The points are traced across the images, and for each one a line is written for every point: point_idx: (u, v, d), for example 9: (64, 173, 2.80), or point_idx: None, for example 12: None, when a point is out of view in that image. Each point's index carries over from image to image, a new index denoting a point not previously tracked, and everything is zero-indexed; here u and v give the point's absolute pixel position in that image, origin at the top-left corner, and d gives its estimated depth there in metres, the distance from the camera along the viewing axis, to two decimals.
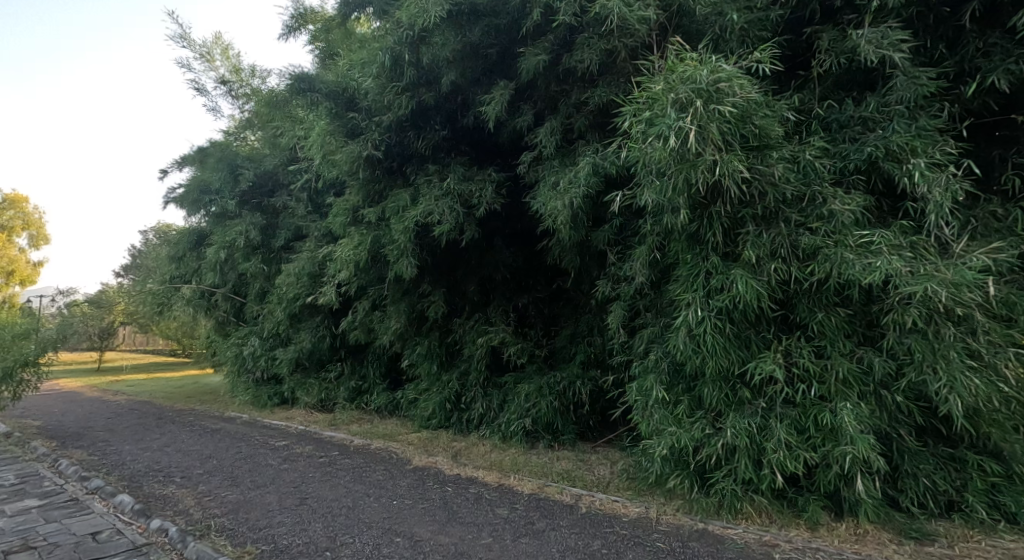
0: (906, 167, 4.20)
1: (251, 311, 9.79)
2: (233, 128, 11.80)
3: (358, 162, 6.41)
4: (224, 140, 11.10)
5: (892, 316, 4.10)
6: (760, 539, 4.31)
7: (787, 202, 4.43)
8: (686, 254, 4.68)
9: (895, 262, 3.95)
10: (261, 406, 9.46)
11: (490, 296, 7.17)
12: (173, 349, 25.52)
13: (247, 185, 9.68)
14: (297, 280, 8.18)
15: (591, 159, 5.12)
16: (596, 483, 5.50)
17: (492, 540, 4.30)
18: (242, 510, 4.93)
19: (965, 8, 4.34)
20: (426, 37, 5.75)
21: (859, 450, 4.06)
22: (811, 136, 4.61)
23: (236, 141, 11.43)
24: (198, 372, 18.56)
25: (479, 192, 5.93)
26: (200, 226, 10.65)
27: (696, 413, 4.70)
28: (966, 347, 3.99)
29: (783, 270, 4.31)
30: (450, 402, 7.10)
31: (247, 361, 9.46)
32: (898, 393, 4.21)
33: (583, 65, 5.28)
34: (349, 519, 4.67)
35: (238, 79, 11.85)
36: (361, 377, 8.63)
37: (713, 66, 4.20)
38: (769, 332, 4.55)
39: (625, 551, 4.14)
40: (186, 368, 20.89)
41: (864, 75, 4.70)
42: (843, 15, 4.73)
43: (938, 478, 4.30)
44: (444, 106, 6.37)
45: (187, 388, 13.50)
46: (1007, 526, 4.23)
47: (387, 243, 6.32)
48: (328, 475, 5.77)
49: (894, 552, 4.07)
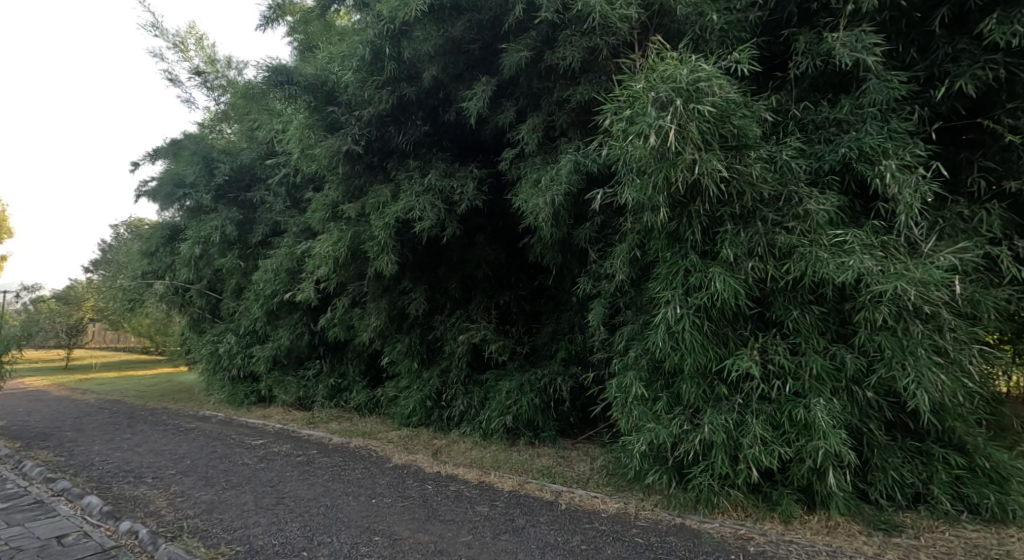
0: (878, 168, 4.30)
1: (227, 307, 9.61)
2: (208, 121, 11.55)
3: (338, 157, 6.33)
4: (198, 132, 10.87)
5: (864, 315, 4.20)
6: (735, 533, 4.38)
7: (764, 201, 4.51)
8: (666, 252, 4.72)
9: (867, 261, 4.05)
10: (236, 404, 9.27)
11: (472, 294, 7.14)
12: (145, 348, 24.88)
13: (223, 179, 9.46)
14: (275, 276, 8.06)
15: (574, 157, 5.15)
16: (577, 479, 5.53)
17: (473, 537, 4.29)
18: (216, 511, 4.83)
19: (935, 13, 4.47)
20: (407, 31, 5.72)
21: (831, 444, 4.15)
22: (788, 136, 4.70)
23: (212, 133, 11.20)
24: (171, 371, 18.09)
25: (460, 188, 5.90)
26: (174, 221, 10.43)
27: (674, 409, 4.75)
28: (933, 345, 4.12)
29: (760, 269, 4.39)
30: (429, 400, 7.06)
31: (222, 358, 9.27)
32: (869, 389, 4.31)
33: (565, 63, 5.28)
34: (327, 519, 4.61)
35: (213, 70, 11.59)
36: (341, 375, 8.53)
37: (693, 65, 4.26)
38: (746, 329, 4.62)
39: (605, 546, 4.17)
40: (157, 366, 20.36)
41: (839, 78, 4.80)
42: (820, 18, 4.83)
43: (906, 471, 4.43)
44: (426, 101, 6.33)
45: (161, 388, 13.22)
46: (970, 516, 4.37)
47: (367, 239, 6.25)
48: (306, 474, 5.69)
49: (864, 543, 4.17)
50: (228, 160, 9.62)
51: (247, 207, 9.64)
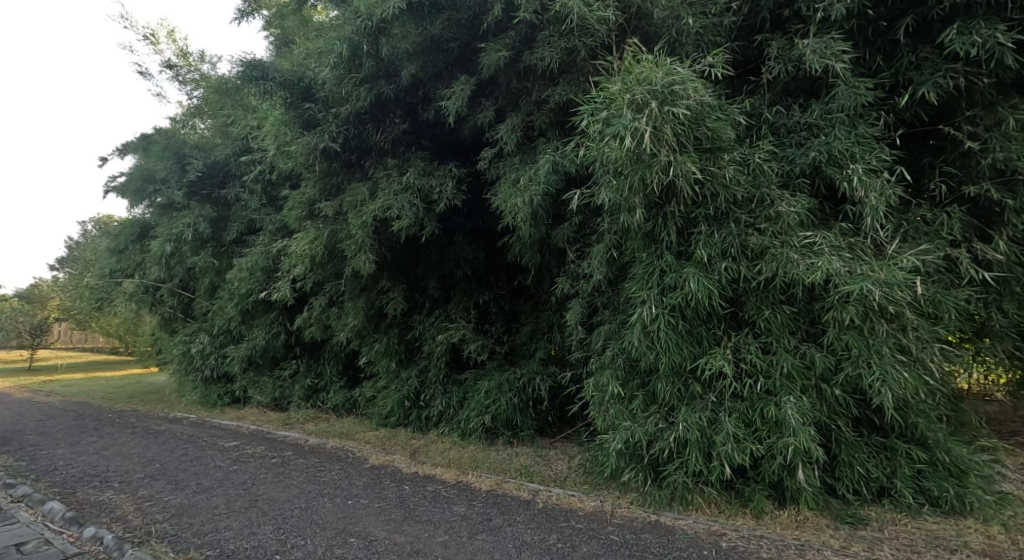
0: (846, 172, 4.44)
1: (200, 306, 9.42)
2: (180, 115, 11.29)
3: (314, 154, 6.27)
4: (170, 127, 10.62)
5: (832, 314, 4.31)
6: (709, 529, 4.46)
7: (737, 203, 4.61)
8: (642, 252, 4.79)
9: (835, 263, 4.16)
10: (209, 406, 9.08)
11: (451, 293, 7.13)
12: (113, 347, 24.13)
13: (196, 175, 9.20)
14: (249, 275, 7.91)
15: (552, 157, 5.19)
16: (554, 478, 5.56)
17: (449, 537, 4.28)
18: (186, 515, 4.73)
19: (900, 23, 4.63)
20: (385, 28, 5.66)
21: (801, 441, 4.27)
22: (761, 139, 4.81)
23: (184, 129, 10.95)
24: (142, 371, 17.67)
25: (439, 187, 5.88)
26: (144, 217, 10.19)
27: (649, 408, 4.83)
28: (898, 343, 4.27)
29: (733, 269, 4.48)
30: (408, 400, 7.03)
31: (195, 359, 9.06)
32: (836, 387, 4.44)
33: (544, 63, 5.29)
34: (302, 521, 4.56)
35: (185, 64, 11.32)
36: (318, 375, 8.41)
37: (668, 68, 4.33)
38: (719, 329, 4.72)
39: (581, 544, 4.22)
40: (129, 366, 19.95)
41: (810, 83, 4.93)
42: (791, 25, 4.97)
43: (871, 466, 4.58)
44: (405, 100, 6.30)
45: (130, 388, 12.91)
46: (931, 509, 4.53)
47: (344, 237, 6.19)
48: (280, 476, 5.61)
49: (831, 537, 4.28)
50: (201, 156, 9.37)
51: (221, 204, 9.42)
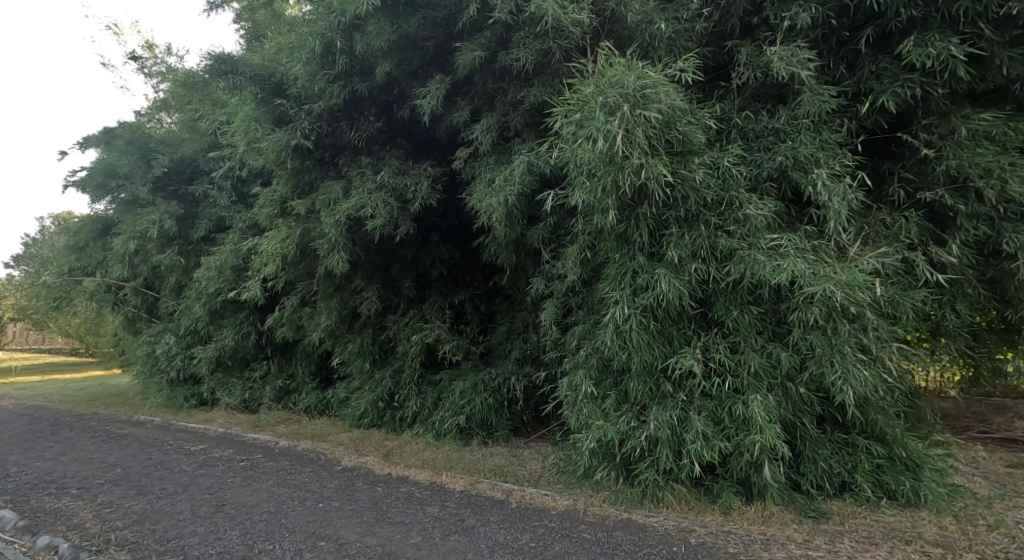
0: (810, 176, 4.57)
1: (165, 306, 9.14)
2: (145, 108, 10.95)
3: (286, 152, 6.15)
4: (135, 121, 10.29)
5: (797, 314, 4.43)
6: (678, 525, 4.54)
7: (707, 206, 4.71)
8: (615, 253, 4.85)
9: (800, 264, 4.27)
10: (174, 408, 8.82)
11: (426, 293, 7.10)
12: (72, 348, 23.24)
13: (162, 171, 8.93)
14: (217, 274, 7.71)
15: (527, 158, 5.20)
16: (528, 478, 5.57)
17: (422, 538, 4.26)
18: (148, 521, 4.57)
19: (861, 33, 4.81)
20: (360, 24, 5.61)
21: (767, 439, 4.38)
22: (730, 144, 4.93)
23: (150, 123, 10.63)
24: (103, 372, 17.09)
25: (414, 186, 5.83)
26: (107, 213, 9.84)
27: (622, 407, 4.91)
28: (858, 343, 4.42)
29: (703, 270, 4.57)
30: (381, 401, 6.97)
31: (160, 360, 8.79)
32: (801, 385, 4.57)
33: (519, 64, 5.30)
34: (270, 525, 4.46)
35: (151, 56, 11.00)
36: (289, 376, 8.25)
37: (641, 71, 4.39)
38: (689, 328, 4.81)
39: (553, 543, 4.24)
40: (90, 368, 19.26)
41: (778, 90, 5.06)
42: (760, 32, 5.13)
43: (834, 461, 4.74)
44: (379, 98, 6.23)
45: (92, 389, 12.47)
46: (888, 502, 4.71)
47: (316, 236, 6.09)
48: (248, 480, 5.48)
49: (795, 531, 4.41)
50: (168, 151, 9.10)
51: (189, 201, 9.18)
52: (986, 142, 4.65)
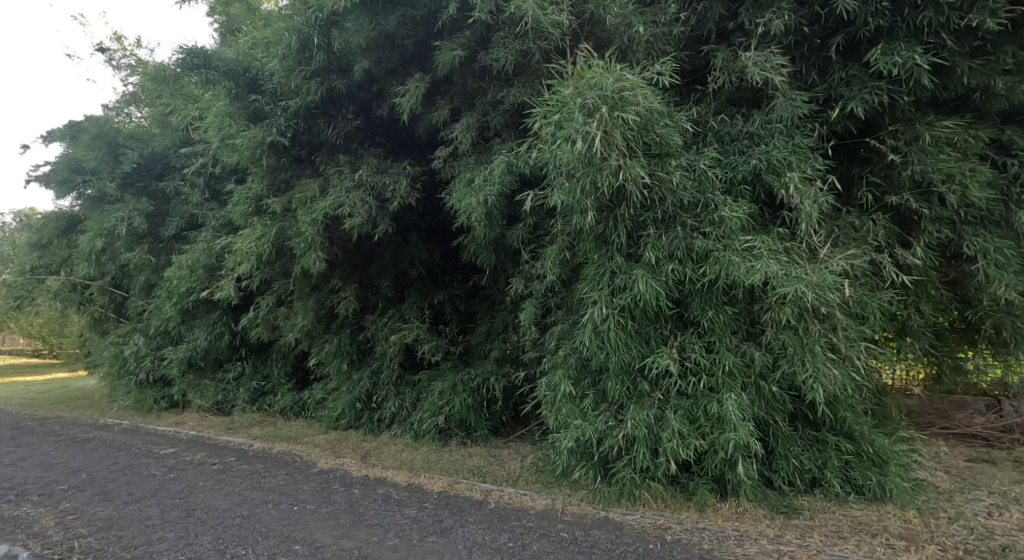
0: (783, 179, 4.66)
1: (135, 305, 8.90)
2: (114, 102, 10.65)
3: (261, 149, 6.04)
4: (103, 115, 10.00)
5: (770, 315, 4.51)
6: (655, 523, 4.60)
7: (684, 207, 4.77)
8: (594, 253, 4.89)
9: (773, 265, 4.35)
10: (144, 411, 8.58)
11: (405, 293, 7.04)
12: (35, 349, 22.46)
13: (131, 167, 8.69)
14: (189, 273, 7.53)
15: (507, 159, 5.20)
16: (506, 478, 5.57)
17: (400, 540, 4.22)
18: (115, 528, 4.44)
19: (832, 40, 4.93)
20: (338, 20, 5.55)
21: (740, 437, 4.46)
22: (706, 146, 5.00)
23: (119, 117, 10.34)
24: (69, 375, 16.55)
25: (393, 185, 5.78)
26: (72, 210, 9.53)
27: (600, 406, 4.95)
28: (828, 342, 4.53)
29: (679, 271, 4.63)
30: (359, 402, 6.89)
31: (128, 361, 8.55)
32: (773, 383, 4.66)
33: (499, 64, 5.30)
34: (243, 530, 4.37)
35: (120, 48, 10.70)
36: (264, 378, 8.09)
37: (619, 74, 4.42)
38: (666, 328, 4.86)
39: (531, 542, 4.25)
40: (54, 370, 18.64)
41: (753, 94, 5.16)
42: (735, 37, 5.23)
43: (805, 458, 4.86)
44: (358, 95, 6.17)
45: (56, 392, 12.06)
46: (856, 497, 4.85)
47: (293, 235, 5.99)
48: (221, 483, 5.36)
49: (767, 526, 4.50)
50: (137, 147, 8.86)
51: (160, 197, 8.94)
52: (948, 148, 4.82)
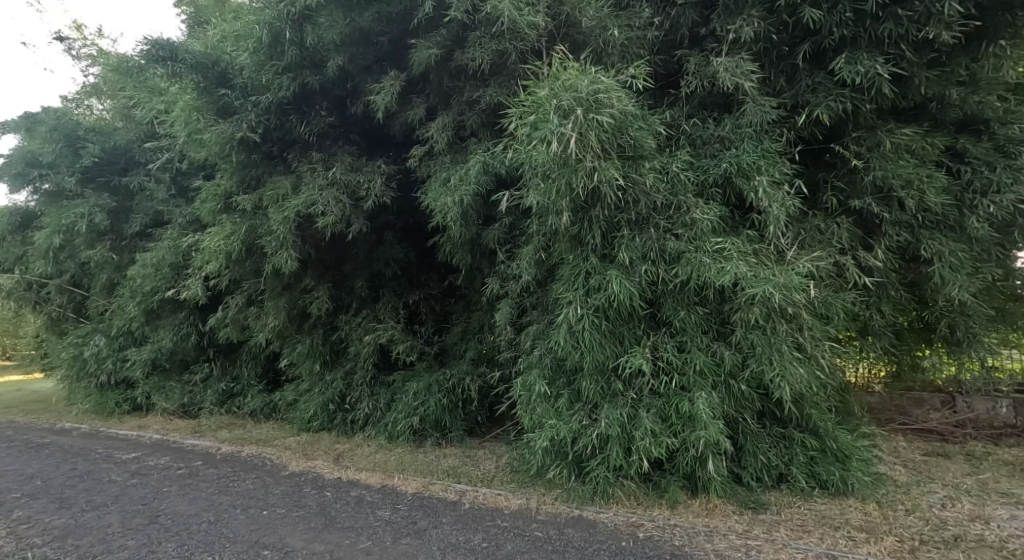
0: (753, 183, 4.76)
1: (95, 305, 8.60)
2: (74, 94, 10.27)
3: (230, 144, 5.90)
4: (62, 106, 9.64)
5: (740, 315, 4.61)
6: (627, 521, 4.65)
7: (656, 209, 4.84)
8: (569, 254, 4.93)
9: (742, 266, 4.43)
10: (105, 414, 8.29)
11: (379, 293, 6.96)
12: None
13: (92, 161, 8.39)
14: (155, 272, 7.31)
15: (483, 158, 5.19)
16: (481, 478, 5.56)
17: (373, 543, 4.17)
18: (72, 536, 4.27)
19: (799, 48, 5.06)
20: (311, 16, 5.47)
21: (711, 434, 4.54)
22: (679, 150, 5.08)
23: (79, 109, 9.98)
24: (22, 377, 15.89)
25: (367, 184, 5.71)
26: (28, 205, 9.16)
27: (574, 405, 4.99)
28: (795, 342, 4.66)
29: (652, 272, 4.69)
30: (332, 404, 6.79)
31: (89, 363, 8.25)
32: (742, 382, 4.76)
33: (475, 63, 5.29)
34: (209, 535, 4.25)
35: (80, 37, 10.32)
36: (233, 379, 7.90)
37: (594, 76, 4.44)
38: (639, 328, 4.92)
39: (505, 542, 4.25)
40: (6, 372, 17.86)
41: (724, 99, 5.26)
42: (707, 43, 5.34)
43: (772, 454, 4.98)
44: (332, 92, 6.08)
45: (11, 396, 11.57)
46: (820, 492, 4.99)
47: (263, 234, 5.87)
48: (186, 488, 5.21)
49: (735, 522, 4.60)
50: (98, 141, 8.53)
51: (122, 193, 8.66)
52: (907, 155, 5.00)
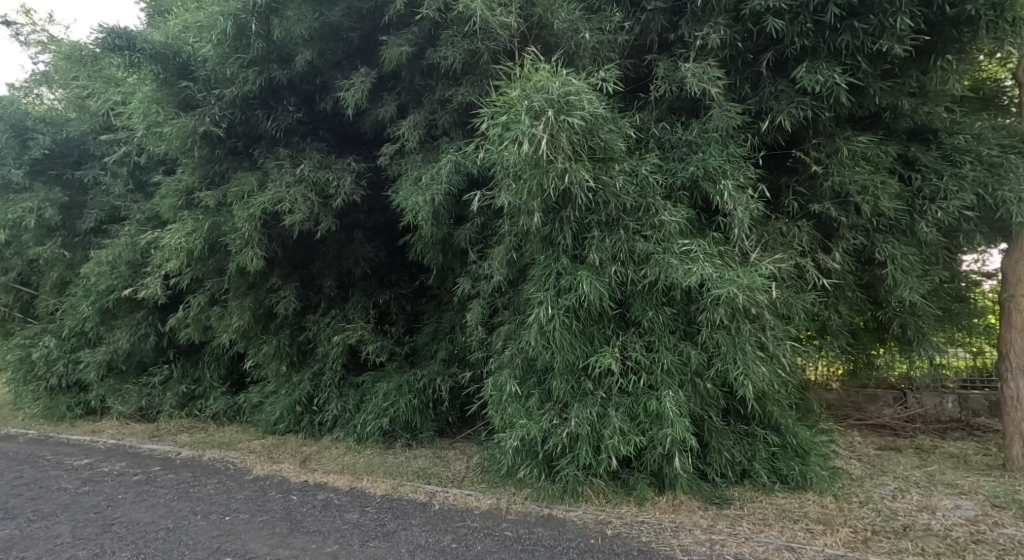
0: (719, 186, 4.86)
1: (46, 304, 8.21)
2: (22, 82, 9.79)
3: (192, 139, 5.74)
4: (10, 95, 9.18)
5: (706, 315, 4.69)
6: (596, 518, 4.69)
7: (626, 211, 4.89)
8: (541, 255, 4.95)
9: (708, 267, 4.51)
10: (55, 418, 7.92)
11: (348, 292, 6.84)
12: None
13: (42, 154, 7.95)
14: (110, 270, 7.02)
15: (455, 158, 5.15)
16: (452, 479, 5.52)
17: (340, 547, 4.09)
18: (18, 547, 4.05)
19: (763, 56, 5.19)
20: (278, 9, 5.34)
21: (677, 432, 4.61)
22: (648, 152, 5.15)
23: (28, 98, 9.52)
24: None
25: (336, 182, 5.60)
26: None
27: (545, 405, 5.01)
28: (757, 341, 4.78)
29: (622, 272, 4.75)
30: (298, 405, 6.65)
31: (38, 365, 7.88)
32: (708, 380, 4.86)
33: (447, 62, 5.26)
34: (168, 543, 4.10)
35: (30, 23, 9.85)
36: (194, 381, 7.65)
37: (564, 78, 4.45)
38: (609, 328, 4.97)
39: (475, 543, 4.23)
40: None
41: (691, 104, 5.36)
42: (676, 48, 5.43)
43: (736, 450, 5.09)
44: (300, 87, 5.95)
45: None
46: (781, 486, 5.14)
47: (227, 231, 5.70)
48: (142, 495, 5.01)
49: (700, 517, 4.69)
50: (48, 132, 8.06)
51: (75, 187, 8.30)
52: (863, 161, 5.19)
